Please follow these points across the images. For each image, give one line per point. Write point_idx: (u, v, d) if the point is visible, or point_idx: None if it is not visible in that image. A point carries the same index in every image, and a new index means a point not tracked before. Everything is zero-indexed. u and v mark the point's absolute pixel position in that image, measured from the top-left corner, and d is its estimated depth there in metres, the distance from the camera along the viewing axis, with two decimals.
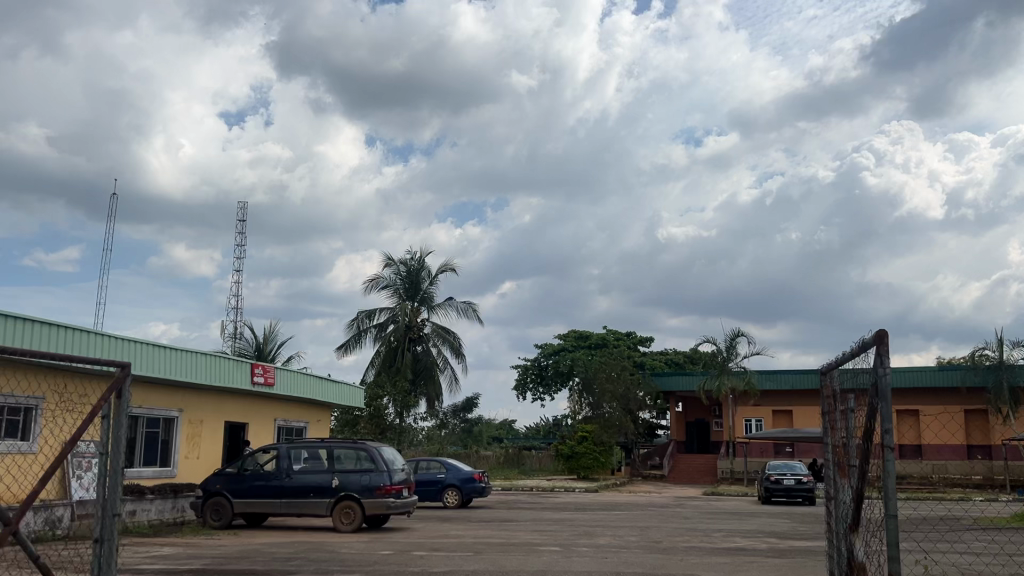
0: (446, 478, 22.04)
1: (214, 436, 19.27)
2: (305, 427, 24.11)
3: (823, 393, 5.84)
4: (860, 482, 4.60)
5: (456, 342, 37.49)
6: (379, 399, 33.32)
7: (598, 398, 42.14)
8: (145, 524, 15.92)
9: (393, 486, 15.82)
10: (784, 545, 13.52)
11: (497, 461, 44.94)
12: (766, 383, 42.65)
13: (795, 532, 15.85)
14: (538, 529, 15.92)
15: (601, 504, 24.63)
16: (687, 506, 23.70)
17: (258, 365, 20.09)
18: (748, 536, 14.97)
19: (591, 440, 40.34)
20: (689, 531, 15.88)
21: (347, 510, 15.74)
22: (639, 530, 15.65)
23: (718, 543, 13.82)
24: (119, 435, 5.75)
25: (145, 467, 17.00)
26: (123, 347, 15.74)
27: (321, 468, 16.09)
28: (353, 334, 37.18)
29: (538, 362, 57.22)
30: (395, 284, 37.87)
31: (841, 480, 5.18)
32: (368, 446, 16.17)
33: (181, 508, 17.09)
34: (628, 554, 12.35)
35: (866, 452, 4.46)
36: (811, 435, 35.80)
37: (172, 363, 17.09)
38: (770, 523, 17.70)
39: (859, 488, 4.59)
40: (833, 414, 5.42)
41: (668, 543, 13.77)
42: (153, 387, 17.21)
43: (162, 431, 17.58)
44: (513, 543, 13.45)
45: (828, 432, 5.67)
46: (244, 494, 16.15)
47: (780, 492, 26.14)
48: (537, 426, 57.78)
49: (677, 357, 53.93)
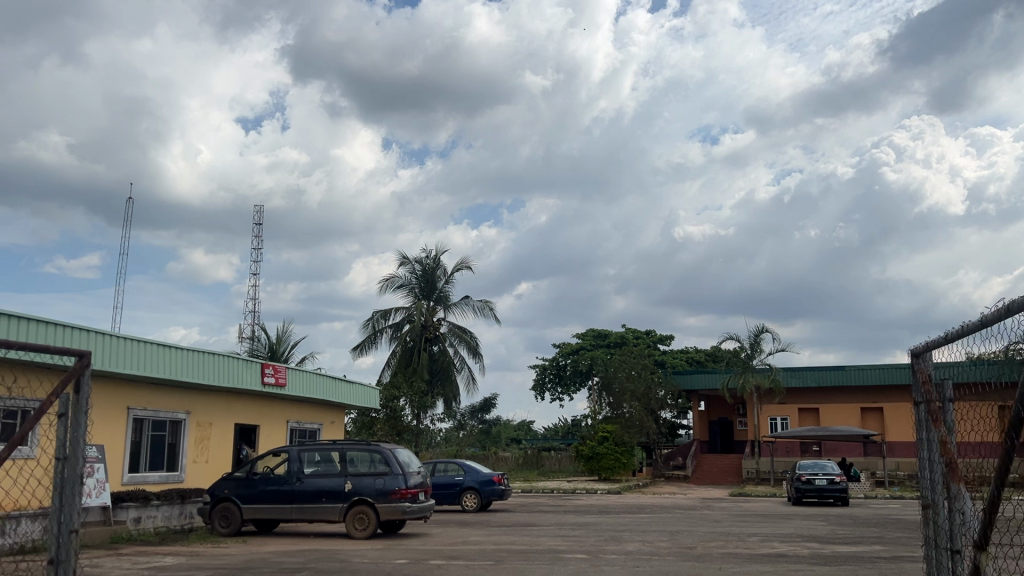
0: (465, 481, 21.23)
1: (224, 439, 18.58)
2: (319, 430, 23.41)
3: (913, 381, 5.05)
4: (994, 487, 3.81)
5: (473, 341, 36.75)
6: (395, 400, 32.59)
7: (617, 397, 41.28)
8: (152, 531, 15.27)
9: (409, 490, 15.04)
10: (827, 551, 12.60)
11: (516, 463, 44.10)
12: (791, 381, 41.53)
13: (835, 536, 14.91)
14: (561, 534, 15.04)
15: (626, 506, 23.74)
16: (716, 508, 22.76)
17: (268, 364, 19.35)
18: (787, 541, 14.05)
19: (613, 440, 39.42)
20: (722, 535, 14.95)
21: (360, 515, 14.97)
22: (669, 535, 14.72)
23: (756, 549, 12.93)
24: (83, 439, 5.07)
25: (151, 473, 16.32)
26: (127, 348, 15.03)
27: (333, 472, 15.35)
28: (368, 334, 36.51)
29: (556, 361, 56.33)
30: (410, 283, 37.15)
31: (953, 484, 4.39)
32: (383, 448, 15.39)
33: (189, 514, 16.41)
34: (662, 562, 11.45)
35: (1010, 451, 3.68)
36: (840, 432, 34.70)
37: (178, 364, 16.37)
38: (807, 527, 16.77)
39: (997, 495, 3.80)
40: (932, 403, 4.57)
41: (703, 550, 12.84)
42: (159, 388, 16.51)
43: (168, 434, 16.90)
44: (536, 550, 12.58)
45: (924, 427, 4.88)
46: (253, 499, 15.44)
47: (813, 493, 25.10)
48: (556, 426, 56.91)
49: (698, 356, 52.90)
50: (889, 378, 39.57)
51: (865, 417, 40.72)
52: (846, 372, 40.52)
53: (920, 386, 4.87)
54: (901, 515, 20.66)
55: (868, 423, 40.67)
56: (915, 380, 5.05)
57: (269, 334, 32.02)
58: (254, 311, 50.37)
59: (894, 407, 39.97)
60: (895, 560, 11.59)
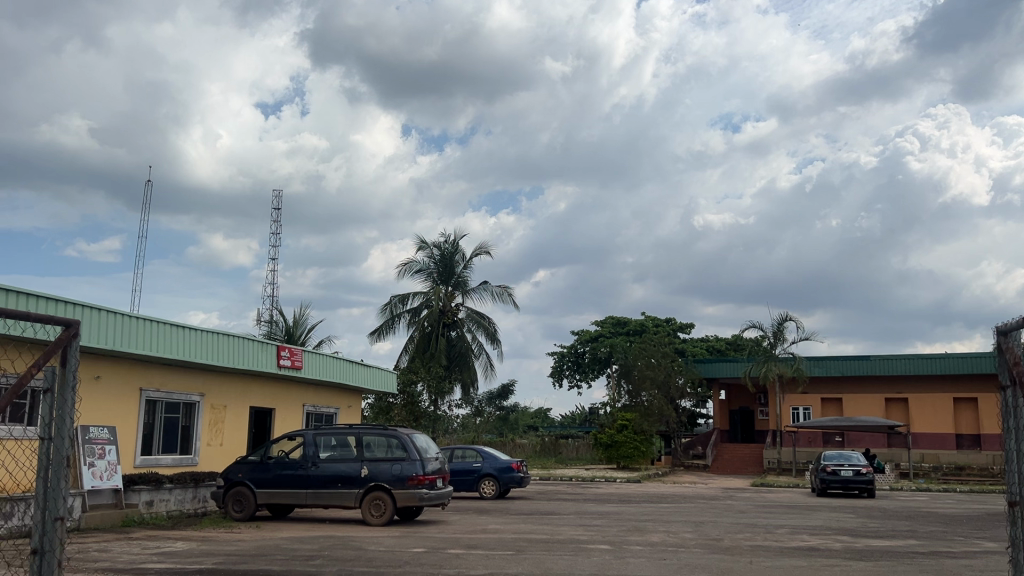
0: (482, 468, 20.86)
1: (238, 422, 18.28)
2: (336, 414, 23.10)
3: (998, 363, 4.68)
4: None
5: (492, 327, 36.36)
6: (412, 385, 32.28)
7: (636, 385, 40.80)
8: (164, 515, 15.00)
9: (426, 477, 14.65)
10: (861, 545, 12.06)
11: (534, 451, 43.79)
12: (815, 370, 40.90)
13: (866, 529, 14.37)
14: (583, 524, 14.59)
15: (646, 495, 23.30)
16: (739, 499, 22.25)
17: (284, 347, 18.99)
18: (817, 534, 13.53)
19: (632, 429, 38.93)
20: (749, 527, 14.44)
21: (377, 501, 14.60)
22: (694, 527, 14.25)
23: (786, 542, 12.41)
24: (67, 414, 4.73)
25: (163, 455, 16.03)
26: (141, 328, 14.68)
27: (349, 457, 15.01)
28: (386, 319, 36.18)
29: (575, 348, 55.88)
30: (429, 267, 36.76)
31: None
32: (400, 434, 15.00)
33: (202, 498, 16.13)
34: (689, 555, 10.96)
35: None
36: (865, 423, 34.01)
37: (192, 345, 16.04)
38: (837, 519, 16.21)
39: None
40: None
41: (731, 542, 12.34)
42: (172, 370, 16.19)
43: (182, 416, 16.61)
44: (558, 540, 12.13)
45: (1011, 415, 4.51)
46: (268, 484, 15.12)
47: (837, 484, 24.56)
48: (573, 414, 56.56)
49: (718, 345, 52.27)
50: (915, 368, 38.83)
51: (889, 408, 39.73)
52: (871, 362, 39.79)
53: (1007, 368, 4.50)
54: (929, 508, 20.10)
55: (892, 413, 39.66)
56: (1000, 360, 4.67)
57: (286, 317, 31.76)
58: (274, 295, 50.31)
59: (919, 398, 38.90)
60: (935, 555, 11.03)
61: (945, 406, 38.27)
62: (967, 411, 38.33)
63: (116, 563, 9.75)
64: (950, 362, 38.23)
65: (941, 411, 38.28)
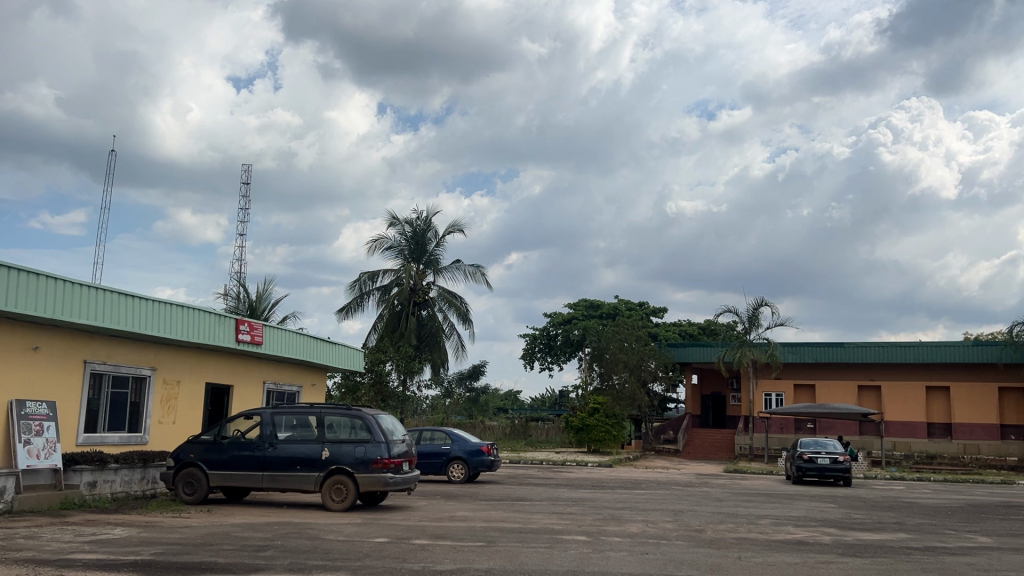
0: (452, 450, 20.03)
1: (193, 400, 17.24)
2: (298, 392, 22.08)
3: None
4: None
5: (464, 307, 35.47)
6: (381, 364, 31.28)
7: (609, 368, 40.31)
8: (108, 497, 13.98)
9: (392, 460, 13.76)
10: (852, 539, 11.37)
11: (503, 433, 43.11)
12: (789, 356, 40.39)
13: (851, 521, 13.74)
14: (556, 512, 13.80)
15: (620, 481, 22.68)
16: (714, 486, 21.66)
17: (243, 321, 17.95)
18: (803, 526, 12.87)
19: (603, 412, 38.38)
20: (730, 517, 13.75)
21: (338, 486, 13.71)
22: (674, 516, 13.54)
23: (773, 535, 11.68)
24: None
25: (110, 433, 14.94)
26: (87, 298, 13.60)
27: (309, 438, 14.08)
28: (354, 296, 35.14)
29: (547, 331, 55.22)
30: (400, 245, 35.69)
31: None
32: (364, 414, 14.09)
33: (151, 480, 15.17)
34: (672, 548, 10.18)
35: None
36: (838, 410, 33.68)
37: (143, 315, 14.97)
38: (820, 510, 15.60)
39: None
40: None
41: (714, 534, 11.60)
42: (121, 341, 15.13)
43: (131, 392, 15.54)
44: (531, 530, 11.30)
45: None
46: (222, 465, 14.15)
47: (814, 472, 24.10)
48: (544, 397, 55.97)
49: (691, 330, 51.91)
50: (888, 356, 38.55)
51: (861, 395, 39.68)
52: (844, 349, 39.47)
53: None
54: (909, 498, 19.66)
55: (865, 401, 39.62)
56: None
57: (249, 292, 30.62)
58: (242, 271, 49.11)
59: (892, 385, 38.88)
60: (931, 552, 10.35)
61: (917, 394, 38.29)
62: (939, 400, 38.37)
63: (40, 553, 8.70)
64: (923, 351, 37.90)
65: (913, 399, 38.26)
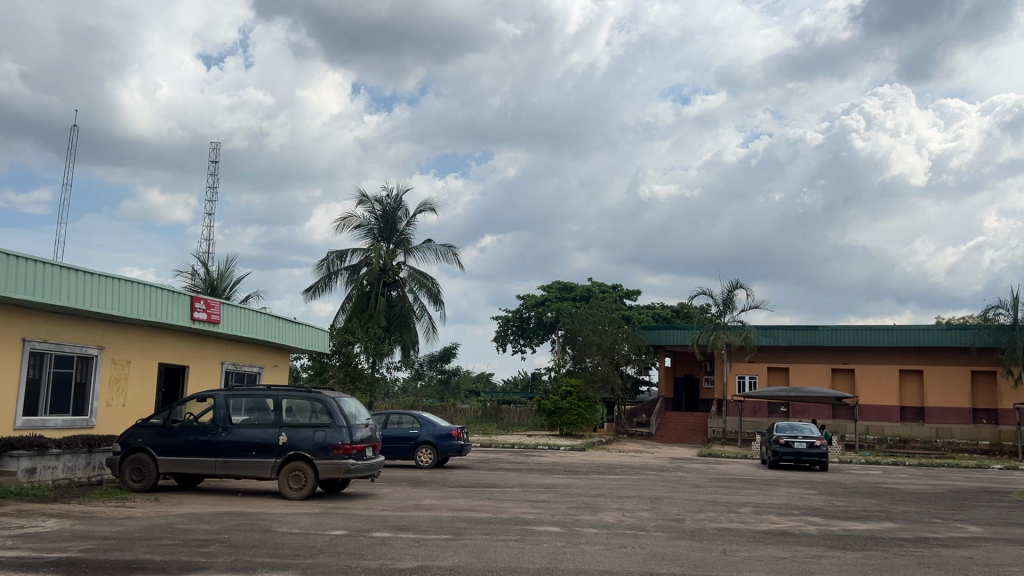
0: (420, 435, 19.27)
1: (144, 381, 16.31)
2: (259, 373, 21.16)
3: None
4: None
5: (435, 288, 34.60)
6: (348, 345, 30.38)
7: (581, 351, 39.78)
8: (49, 485, 13.06)
9: (354, 446, 12.98)
10: (839, 530, 10.79)
11: (475, 416, 42.41)
12: (762, 339, 40.07)
13: (834, 509, 13.22)
14: (527, 499, 13.10)
15: (593, 465, 22.08)
16: (690, 471, 21.12)
17: (199, 298, 16.98)
18: (784, 514, 12.31)
19: (576, 395, 37.77)
20: (709, 505, 13.16)
21: (297, 473, 12.92)
22: (652, 504, 12.91)
23: (757, 525, 11.10)
24: None
25: (52, 416, 13.98)
26: (20, 269, 12.51)
27: (266, 422, 13.24)
28: (322, 275, 34.11)
29: (520, 314, 54.50)
30: (369, 223, 34.68)
31: None
32: (326, 397, 13.27)
33: (97, 466, 14.27)
34: (652, 541, 9.52)
35: None
36: (812, 394, 33.38)
37: (86, 289, 13.95)
38: (800, 497, 15.07)
39: None
40: None
41: (694, 525, 10.99)
42: (64, 319, 14.13)
43: (76, 371, 14.57)
44: (500, 521, 10.59)
45: None
46: (173, 451, 13.27)
47: (789, 456, 23.67)
48: (516, 380, 55.39)
49: (664, 312, 51.50)
50: (863, 340, 38.35)
51: (835, 378, 39.46)
52: (819, 332, 39.17)
53: None
54: (888, 483, 19.28)
55: (838, 384, 39.42)
56: None
57: (210, 270, 29.52)
58: (207, 249, 47.79)
59: (865, 369, 38.74)
60: (925, 543, 9.78)
61: (891, 378, 38.21)
62: (913, 383, 38.29)
63: None
64: (898, 334, 37.74)
65: (887, 383, 38.19)
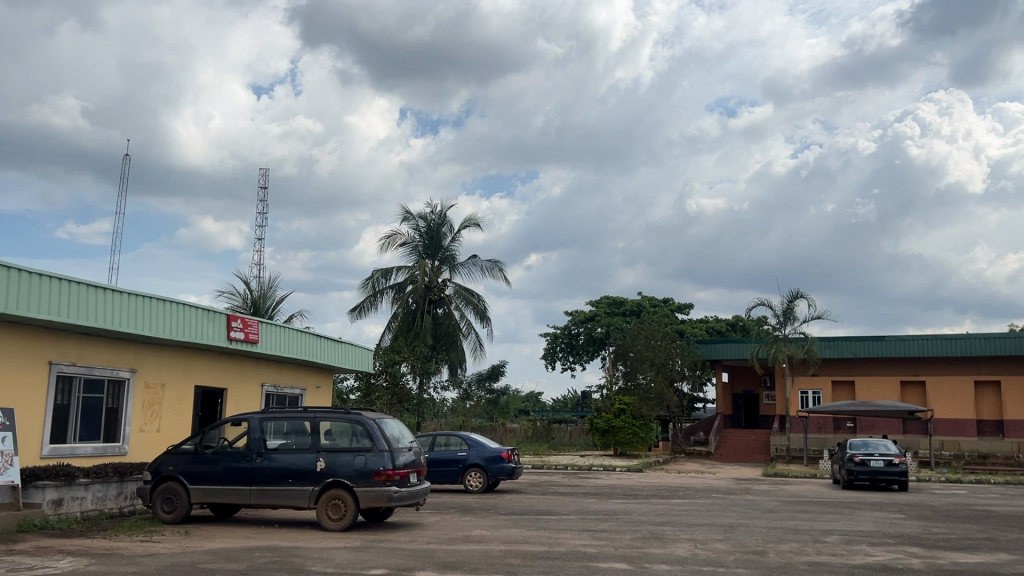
0: (469, 457, 18.23)
1: (180, 405, 15.58)
2: (302, 395, 20.39)
3: None
4: None
5: (481, 304, 33.67)
6: (395, 365, 29.52)
7: (633, 367, 38.42)
8: (76, 517, 12.30)
9: (396, 471, 11.96)
10: (951, 564, 9.34)
11: (526, 436, 41.27)
12: (825, 352, 38.23)
13: (934, 537, 11.73)
14: (588, 529, 11.93)
15: (652, 488, 20.70)
16: (758, 493, 19.61)
17: (235, 317, 16.21)
18: (878, 544, 10.91)
19: (630, 413, 36.35)
20: (791, 534, 11.82)
21: (335, 502, 11.97)
22: (726, 534, 11.62)
23: (852, 558, 9.73)
24: None
25: (82, 444, 13.26)
26: (43, 287, 11.73)
27: (304, 446, 12.32)
28: (367, 294, 33.39)
29: (569, 330, 53.24)
30: (414, 240, 33.95)
31: None
32: (366, 419, 12.28)
33: (128, 495, 13.51)
34: None
35: None
36: (882, 408, 31.41)
37: (116, 308, 13.18)
38: (889, 522, 13.60)
39: None
40: None
41: (779, 559, 9.68)
42: (94, 341, 13.43)
43: (107, 397, 13.87)
44: (559, 556, 9.44)
45: None
46: (206, 479, 12.43)
47: (865, 476, 22.00)
48: (566, 399, 54.05)
49: (719, 326, 49.80)
50: (935, 350, 36.14)
51: (904, 390, 37.44)
52: (885, 343, 37.10)
53: None
54: (982, 505, 17.50)
55: (908, 397, 37.38)
56: None
57: (252, 290, 29.05)
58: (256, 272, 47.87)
59: (937, 380, 36.58)
60: None
61: (965, 389, 35.99)
62: (991, 395, 36.03)
63: None
64: (973, 343, 35.45)
65: (962, 396, 36.00)
